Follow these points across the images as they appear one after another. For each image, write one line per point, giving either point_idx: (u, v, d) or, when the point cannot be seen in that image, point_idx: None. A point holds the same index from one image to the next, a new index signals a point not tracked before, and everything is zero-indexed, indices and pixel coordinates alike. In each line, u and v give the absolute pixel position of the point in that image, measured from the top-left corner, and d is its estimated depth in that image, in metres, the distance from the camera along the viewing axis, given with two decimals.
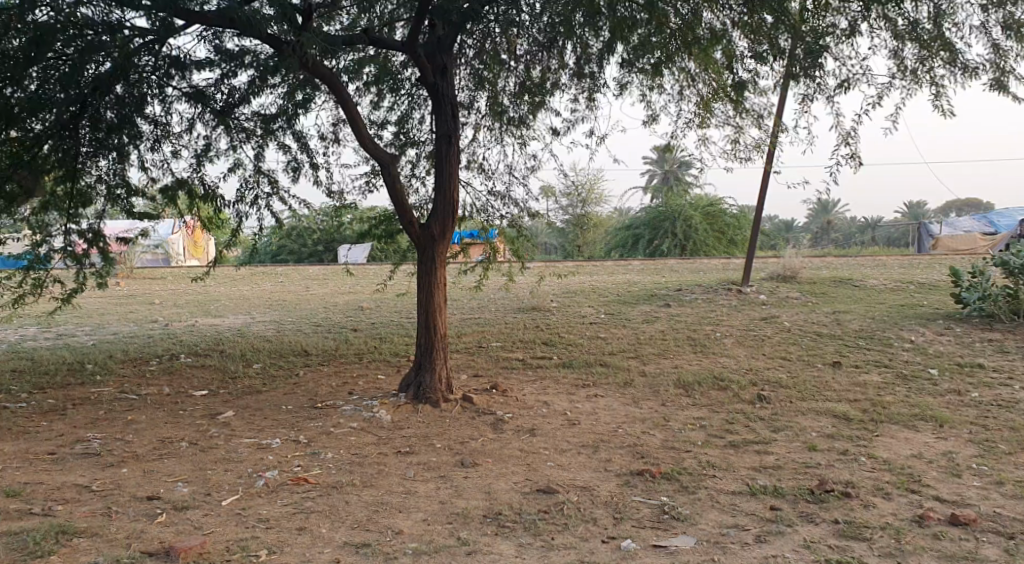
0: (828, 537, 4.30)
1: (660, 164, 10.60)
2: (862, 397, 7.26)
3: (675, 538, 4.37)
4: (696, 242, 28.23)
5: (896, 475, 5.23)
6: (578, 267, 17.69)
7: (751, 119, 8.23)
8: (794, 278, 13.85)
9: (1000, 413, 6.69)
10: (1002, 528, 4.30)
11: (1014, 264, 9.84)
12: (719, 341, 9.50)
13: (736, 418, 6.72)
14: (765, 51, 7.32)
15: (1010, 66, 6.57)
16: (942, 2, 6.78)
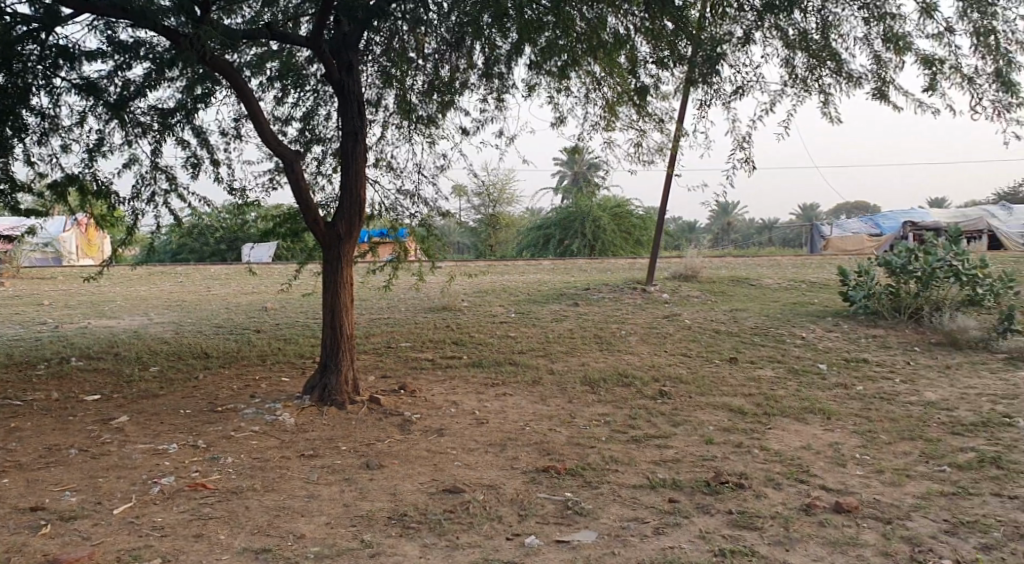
0: (721, 527, 4.48)
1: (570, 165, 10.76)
2: (757, 391, 7.56)
3: (577, 533, 4.46)
4: (605, 243, 28.77)
5: (787, 466, 5.48)
6: (488, 266, 17.76)
7: (654, 123, 8.46)
8: (696, 277, 14.29)
9: (882, 405, 7.08)
10: (881, 513, 4.56)
11: (896, 264, 10.46)
12: (624, 339, 9.72)
13: (638, 414, 6.90)
14: (666, 57, 7.54)
15: (890, 76, 6.97)
16: (828, 14, 7.13)
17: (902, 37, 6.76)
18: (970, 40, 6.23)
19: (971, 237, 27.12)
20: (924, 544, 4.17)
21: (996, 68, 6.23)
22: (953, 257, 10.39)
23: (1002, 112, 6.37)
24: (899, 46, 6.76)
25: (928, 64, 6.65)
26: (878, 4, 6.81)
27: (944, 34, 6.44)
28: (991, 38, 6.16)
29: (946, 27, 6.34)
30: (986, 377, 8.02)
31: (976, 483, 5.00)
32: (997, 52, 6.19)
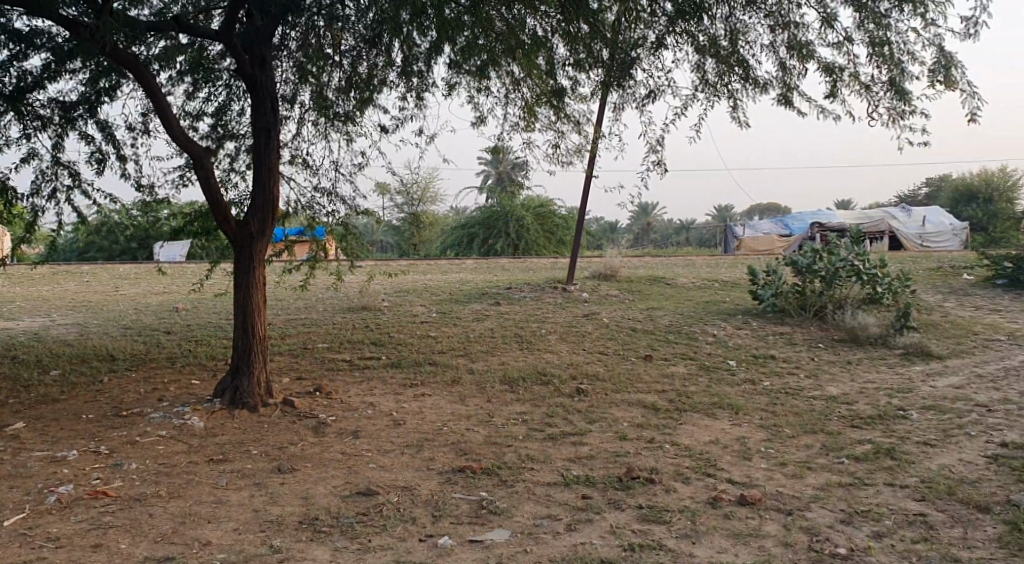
0: (631, 522, 4.57)
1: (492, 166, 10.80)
2: (670, 388, 7.74)
3: (490, 532, 4.48)
4: (528, 243, 29.00)
5: (696, 460, 5.63)
6: (410, 265, 17.66)
7: (573, 124, 8.55)
8: (614, 276, 14.55)
9: (787, 399, 7.35)
10: (783, 505, 4.73)
11: (802, 264, 10.85)
12: (543, 337, 9.81)
13: (555, 411, 6.98)
14: (582, 58, 7.69)
15: (794, 83, 7.24)
16: (736, 22, 7.35)
17: (805, 45, 7.03)
18: (866, 50, 6.53)
19: (873, 237, 28.39)
20: (821, 534, 4.34)
21: (890, 77, 6.54)
22: (855, 257, 10.84)
23: (896, 119, 6.70)
24: (802, 54, 7.03)
25: (829, 72, 6.93)
26: (783, 13, 7.04)
27: (843, 44, 6.72)
28: (886, 49, 6.46)
29: (845, 36, 6.61)
30: (884, 371, 8.40)
31: (871, 473, 5.24)
32: (891, 62, 6.50)
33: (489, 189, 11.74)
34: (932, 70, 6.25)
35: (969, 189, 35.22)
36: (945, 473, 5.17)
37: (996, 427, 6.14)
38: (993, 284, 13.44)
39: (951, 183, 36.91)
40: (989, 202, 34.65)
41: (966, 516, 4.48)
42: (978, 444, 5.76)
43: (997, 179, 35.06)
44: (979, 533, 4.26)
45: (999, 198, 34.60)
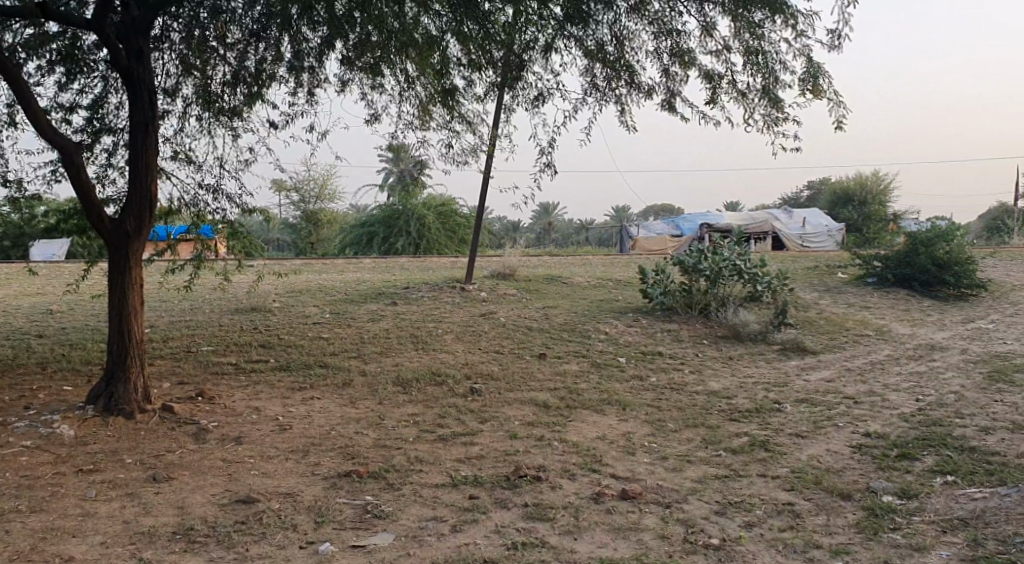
0: (517, 520, 4.61)
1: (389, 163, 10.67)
2: (561, 385, 7.85)
3: (373, 536, 4.43)
4: (430, 241, 28.81)
5: (582, 456, 5.73)
6: (305, 265, 17.23)
7: (466, 124, 8.56)
8: (512, 276, 14.64)
9: (672, 395, 7.57)
10: (662, 499, 4.87)
11: (689, 263, 11.21)
12: (439, 336, 9.78)
13: (447, 411, 6.98)
14: (476, 59, 7.71)
15: (677, 88, 7.46)
16: (623, 29, 7.54)
17: (687, 52, 7.26)
18: (742, 58, 6.82)
19: (758, 237, 29.60)
20: (696, 525, 4.49)
21: (764, 85, 6.86)
22: (736, 257, 11.29)
23: (770, 125, 7.02)
24: (685, 60, 7.27)
25: (709, 79, 7.18)
26: (666, 21, 7.25)
27: (721, 52, 6.99)
28: (760, 57, 6.78)
29: (723, 45, 6.88)
30: (763, 366, 8.77)
31: (746, 465, 5.45)
32: (765, 70, 6.81)
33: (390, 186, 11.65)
34: (801, 80, 6.56)
35: (846, 192, 37.14)
36: (813, 463, 5.43)
37: (862, 417, 6.50)
38: (865, 282, 14.23)
39: (830, 186, 38.86)
40: (864, 204, 36.63)
41: (830, 504, 4.72)
42: (845, 434, 6.08)
43: (871, 182, 37.11)
44: (840, 520, 4.50)
45: (873, 200, 36.66)
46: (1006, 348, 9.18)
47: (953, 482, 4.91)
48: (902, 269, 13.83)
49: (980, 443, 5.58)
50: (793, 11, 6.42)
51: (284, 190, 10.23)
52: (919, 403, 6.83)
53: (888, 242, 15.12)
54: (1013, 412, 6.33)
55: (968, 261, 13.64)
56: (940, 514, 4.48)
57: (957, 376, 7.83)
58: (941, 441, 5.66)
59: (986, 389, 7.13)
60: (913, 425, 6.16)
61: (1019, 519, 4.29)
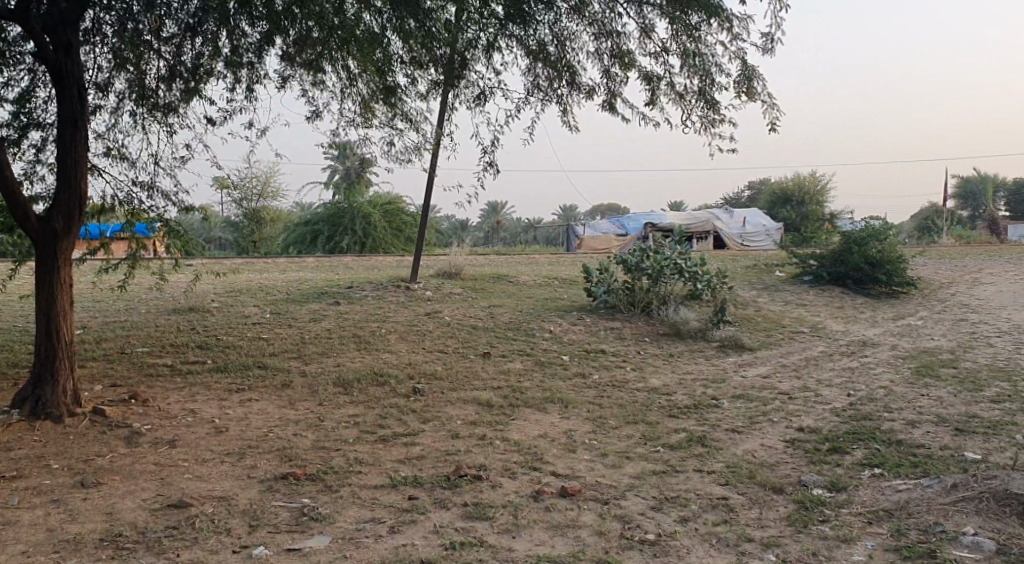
0: (456, 520, 4.60)
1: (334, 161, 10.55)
2: (504, 384, 7.85)
3: (309, 539, 4.38)
4: (376, 240, 28.54)
5: (523, 455, 5.75)
6: (245, 265, 16.80)
7: (408, 123, 8.51)
8: (459, 275, 14.59)
9: (613, 392, 7.65)
10: (600, 495, 4.91)
11: (631, 262, 11.34)
12: (382, 336, 9.70)
13: (389, 412, 6.93)
14: (419, 56, 7.67)
15: (618, 89, 7.54)
16: (564, 29, 7.59)
17: (627, 53, 7.34)
18: (679, 61, 6.94)
19: (699, 237, 30.05)
20: (633, 521, 4.54)
21: (701, 87, 7.02)
22: (677, 256, 11.45)
23: (708, 127, 7.17)
24: (624, 62, 7.35)
25: (649, 80, 7.27)
26: (606, 22, 7.32)
27: (660, 54, 7.10)
28: (697, 60, 6.91)
29: (661, 47, 6.98)
30: (703, 363, 8.91)
31: (683, 461, 5.53)
32: (703, 73, 6.95)
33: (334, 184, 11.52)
34: (737, 82, 6.70)
35: (785, 192, 37.95)
36: (748, 457, 5.54)
37: (796, 413, 6.65)
38: (801, 280, 14.56)
39: (770, 187, 39.67)
40: (802, 204, 37.47)
41: (763, 497, 4.82)
42: (779, 429, 6.21)
43: (809, 183, 37.98)
44: (772, 513, 4.59)
45: (810, 200, 37.53)
46: (933, 344, 9.50)
47: (880, 474, 5.05)
48: (836, 267, 14.21)
49: (907, 437, 5.76)
50: (729, 15, 6.54)
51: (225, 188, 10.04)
52: (850, 397, 7.02)
53: (824, 241, 15.49)
54: (938, 405, 6.55)
55: (899, 260, 14.06)
56: (867, 505, 4.61)
57: (886, 371, 8.07)
58: (870, 435, 5.83)
59: (914, 384, 7.36)
60: (844, 419, 6.33)
61: (940, 509, 4.44)
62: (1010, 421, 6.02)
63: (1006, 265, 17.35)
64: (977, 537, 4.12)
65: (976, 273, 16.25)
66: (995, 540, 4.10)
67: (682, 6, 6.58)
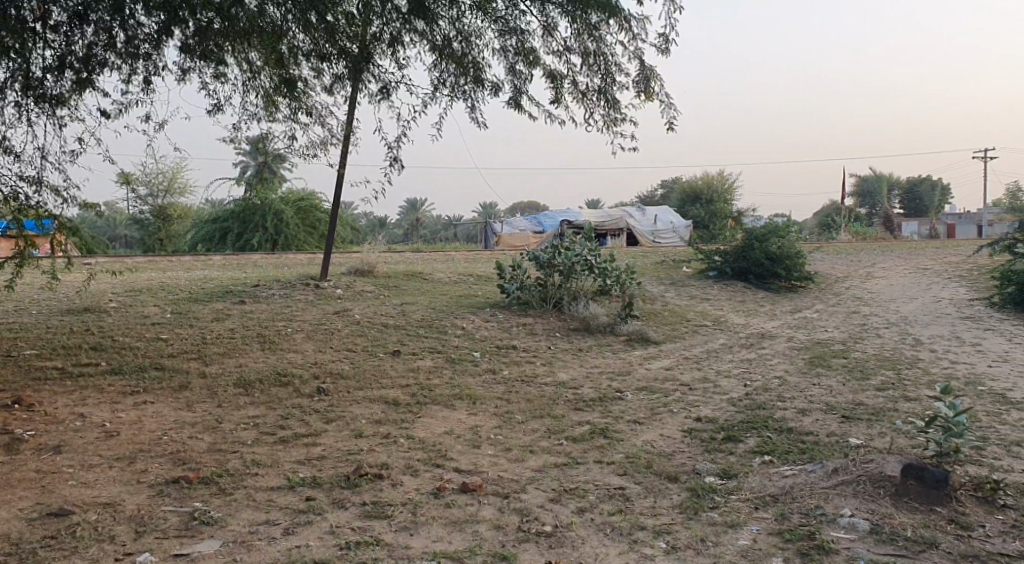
0: (353, 519, 4.54)
1: (245, 158, 10.31)
2: (412, 382, 7.79)
3: (198, 544, 4.27)
4: (288, 237, 27.92)
5: (427, 452, 5.71)
6: (148, 264, 16.15)
7: (314, 117, 8.33)
8: (372, 272, 14.37)
9: (521, 387, 7.67)
10: (501, 489, 4.92)
11: (542, 259, 11.42)
12: (288, 336, 9.47)
13: (291, 413, 6.78)
14: (324, 50, 7.51)
15: (523, 87, 7.58)
16: (469, 26, 7.57)
17: (531, 51, 7.38)
18: (580, 60, 7.04)
19: (613, 233, 30.48)
20: (531, 514, 4.57)
21: (603, 87, 7.16)
22: (587, 253, 11.58)
23: (610, 125, 7.33)
24: (529, 59, 7.39)
25: (553, 79, 7.33)
26: (510, 19, 7.32)
27: (562, 53, 7.19)
28: (597, 58, 7.04)
29: (564, 45, 7.06)
30: (609, 357, 9.03)
31: (585, 453, 5.59)
32: (603, 72, 7.09)
33: (243, 180, 11.20)
34: (636, 82, 6.97)
35: (694, 191, 38.89)
36: (646, 448, 5.64)
37: (696, 403, 6.81)
38: (706, 276, 14.93)
39: (680, 184, 40.57)
40: (711, 202, 38.49)
41: (659, 487, 4.92)
42: (679, 419, 6.35)
43: (716, 182, 39.03)
44: (666, 501, 4.69)
45: (718, 198, 38.58)
46: (825, 336, 9.88)
47: (770, 461, 5.22)
48: (739, 262, 14.63)
49: (797, 424, 5.96)
50: (627, 15, 6.67)
51: (127, 186, 9.64)
52: (747, 388, 7.23)
53: (728, 237, 15.91)
54: (827, 394, 6.81)
55: (798, 255, 14.59)
56: (755, 491, 4.75)
57: (782, 362, 8.34)
58: (763, 424, 6.02)
59: (806, 374, 7.63)
60: (740, 408, 6.51)
61: (821, 493, 4.62)
62: (892, 407, 6.31)
63: (896, 260, 18.20)
64: (853, 518, 4.30)
65: (869, 268, 16.98)
66: (870, 519, 4.29)
67: (582, 7, 6.67)
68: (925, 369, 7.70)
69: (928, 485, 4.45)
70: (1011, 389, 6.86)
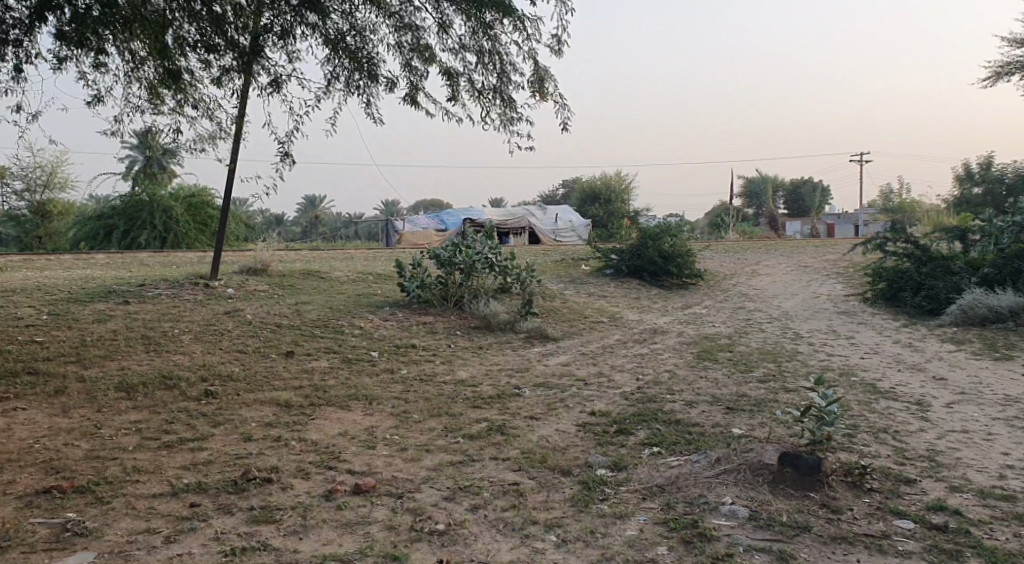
0: (239, 525, 4.42)
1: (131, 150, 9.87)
2: (306, 383, 7.62)
3: (70, 558, 4.07)
4: (177, 235, 26.87)
5: (319, 455, 5.60)
6: (22, 263, 15.25)
7: (202, 109, 8.04)
8: (265, 271, 13.98)
9: (419, 386, 7.62)
10: (395, 490, 4.88)
11: (442, 257, 11.31)
12: (175, 337, 9.11)
13: (177, 417, 6.52)
14: (213, 42, 7.26)
15: (419, 83, 7.53)
16: (363, 20, 7.46)
17: (427, 48, 7.35)
18: (475, 58, 7.05)
19: (514, 232, 30.65)
20: (425, 513, 4.55)
21: (498, 86, 7.20)
22: (488, 251, 11.62)
23: (506, 124, 7.38)
24: (424, 56, 7.35)
25: (449, 76, 7.31)
26: (404, 15, 7.26)
27: (458, 50, 7.18)
28: (493, 57, 7.07)
29: (459, 43, 7.06)
30: (508, 354, 9.09)
31: (480, 450, 5.60)
32: (498, 71, 7.12)
33: (130, 175, 10.75)
34: (530, 82, 7.05)
35: (593, 191, 39.57)
36: (541, 444, 5.69)
37: (590, 398, 6.93)
38: (603, 273, 15.19)
39: (580, 184, 41.21)
40: (610, 202, 39.23)
41: (552, 481, 4.97)
42: (574, 415, 6.44)
43: (614, 183, 39.85)
44: (558, 495, 4.75)
45: (616, 199, 39.36)
46: (714, 331, 10.22)
47: (658, 453, 5.36)
48: (634, 261, 14.96)
49: (684, 416, 6.15)
50: (520, 15, 6.73)
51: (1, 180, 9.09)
52: (639, 382, 7.41)
53: (624, 236, 16.26)
54: (713, 386, 7.06)
55: (689, 253, 15.06)
56: (643, 482, 4.87)
57: (672, 356, 8.59)
58: (653, 416, 6.17)
59: (694, 368, 7.89)
60: (631, 402, 6.66)
61: (704, 482, 4.78)
62: (773, 398, 6.59)
63: (779, 258, 19.02)
64: (733, 506, 4.47)
65: (756, 265, 17.68)
66: (749, 507, 4.47)
67: (477, 6, 6.68)
68: (803, 361, 8.08)
69: (802, 472, 4.66)
70: (880, 379, 7.28)
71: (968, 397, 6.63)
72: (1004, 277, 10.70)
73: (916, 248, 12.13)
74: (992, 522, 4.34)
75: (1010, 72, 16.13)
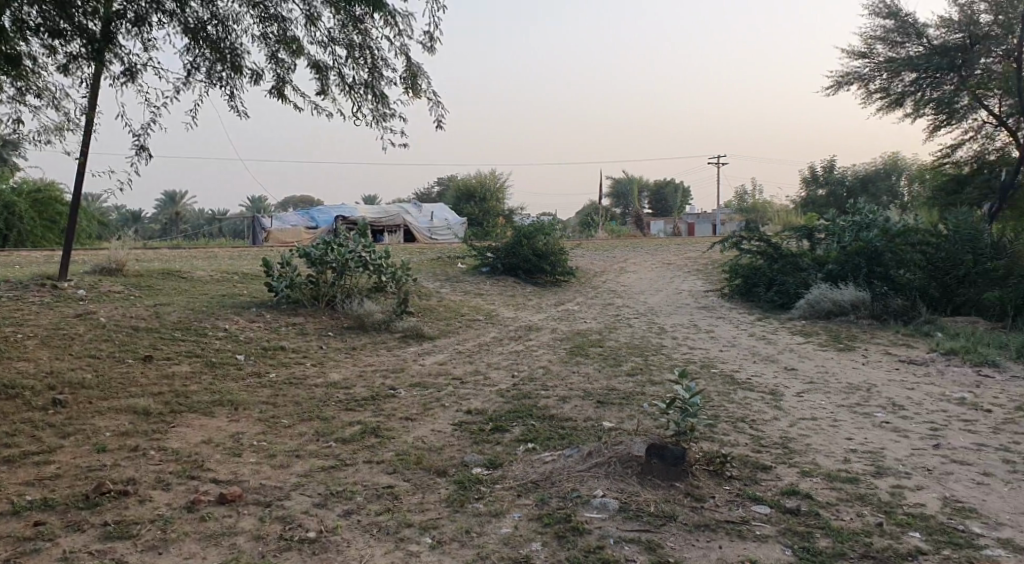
0: (90, 543, 4.18)
1: None
2: (167, 389, 7.25)
3: None
4: (21, 232, 24.78)
5: (180, 464, 5.34)
6: None
7: (48, 98, 7.51)
8: (120, 270, 13.17)
9: (288, 390, 7.40)
10: (262, 497, 4.71)
11: (313, 255, 10.99)
12: (18, 343, 8.46)
13: (20, 429, 6.05)
14: (59, 27, 6.79)
15: (286, 76, 7.31)
16: (225, 9, 7.17)
17: (294, 40, 7.13)
18: (345, 52, 6.91)
19: (387, 230, 30.26)
20: (294, 520, 4.42)
21: (369, 80, 7.08)
22: (361, 250, 11.41)
23: (378, 120, 7.28)
24: (291, 48, 7.14)
25: (318, 70, 7.13)
26: (269, 5, 7.03)
27: (327, 44, 7.01)
28: (364, 52, 6.94)
29: (328, 36, 6.90)
30: (383, 355, 8.96)
31: (353, 454, 5.50)
32: (370, 65, 7.00)
33: None
34: (402, 79, 6.98)
35: (468, 190, 39.64)
36: (416, 444, 5.64)
37: (465, 396, 6.93)
38: (479, 271, 15.23)
39: (453, 182, 41.16)
40: (483, 201, 39.41)
41: (426, 482, 4.94)
42: (449, 414, 6.41)
43: (488, 182, 40.09)
44: (433, 496, 4.72)
45: (490, 198, 39.58)
46: (585, 327, 10.44)
47: (532, 448, 5.43)
48: (509, 259, 15.07)
49: (557, 411, 6.25)
50: (391, 10, 6.64)
51: None
52: (514, 379, 7.47)
53: (498, 234, 16.36)
54: (585, 382, 7.21)
55: (560, 252, 15.32)
56: (517, 479, 4.91)
57: (546, 353, 8.71)
58: (527, 413, 6.23)
59: (566, 363, 8.02)
60: (506, 399, 6.70)
61: (576, 476, 4.86)
62: (641, 392, 6.81)
63: (645, 256, 19.66)
64: (604, 498, 4.57)
65: (624, 263, 18.20)
66: (619, 499, 4.58)
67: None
68: (669, 355, 8.37)
69: (668, 463, 4.83)
70: (739, 371, 7.66)
71: (816, 386, 7.06)
72: (847, 273, 11.48)
73: (769, 246, 12.81)
74: (838, 503, 4.63)
75: (849, 82, 17.28)
